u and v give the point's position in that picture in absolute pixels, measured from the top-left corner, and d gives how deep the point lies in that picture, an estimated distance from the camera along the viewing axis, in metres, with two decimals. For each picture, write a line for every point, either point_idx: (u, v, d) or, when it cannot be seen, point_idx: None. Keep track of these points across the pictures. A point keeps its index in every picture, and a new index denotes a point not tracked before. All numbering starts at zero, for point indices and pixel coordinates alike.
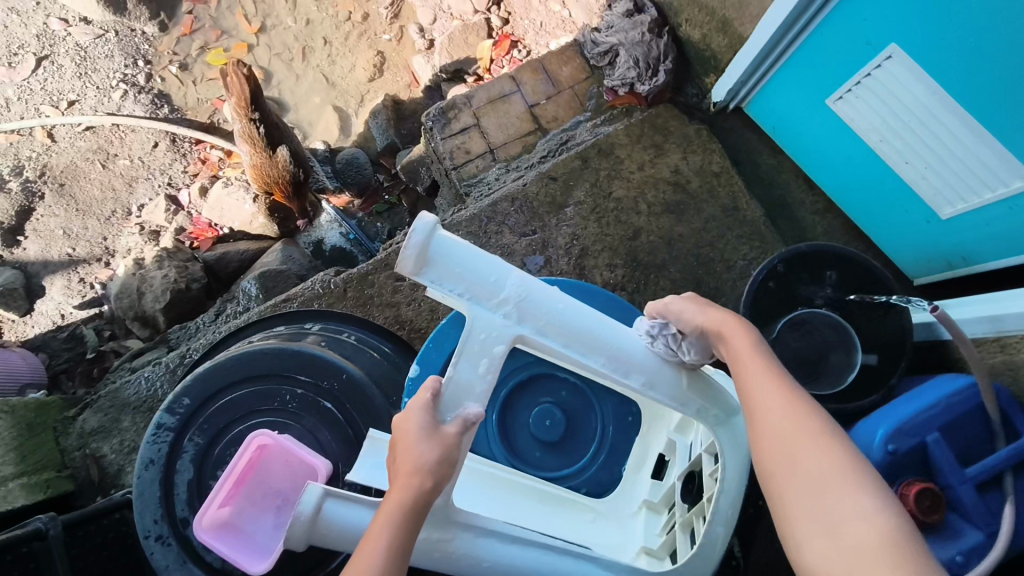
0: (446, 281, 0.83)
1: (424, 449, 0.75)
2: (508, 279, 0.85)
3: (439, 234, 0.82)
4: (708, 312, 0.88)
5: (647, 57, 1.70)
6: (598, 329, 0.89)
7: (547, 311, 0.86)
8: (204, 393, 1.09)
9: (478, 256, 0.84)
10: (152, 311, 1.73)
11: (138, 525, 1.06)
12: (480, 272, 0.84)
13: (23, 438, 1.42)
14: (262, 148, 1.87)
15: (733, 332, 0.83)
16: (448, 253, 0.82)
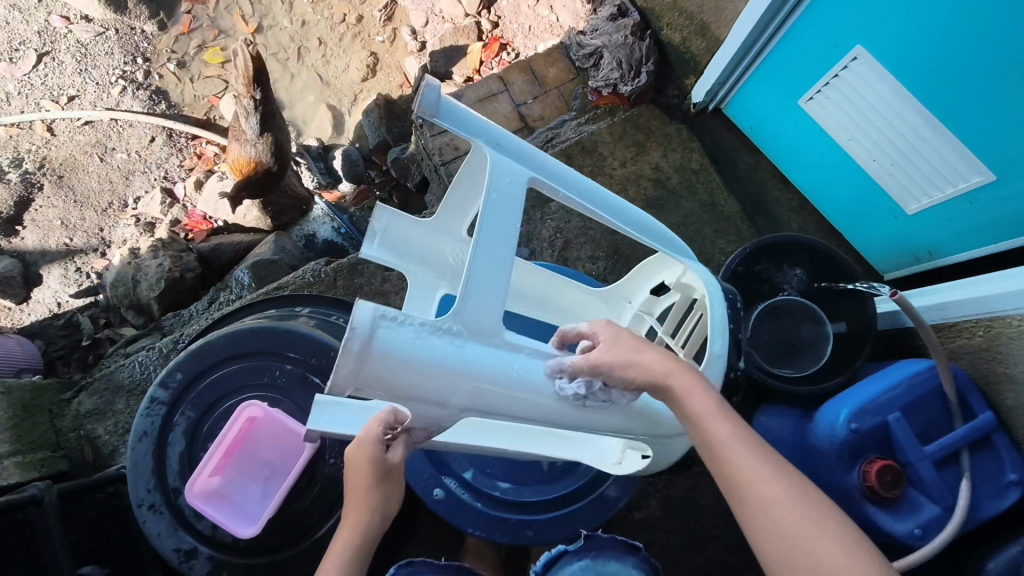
0: (391, 385, 0.75)
1: (370, 497, 0.83)
2: (464, 370, 0.78)
3: (374, 338, 0.71)
4: (638, 369, 0.83)
5: (630, 59, 1.75)
6: (533, 396, 0.84)
7: (496, 402, 0.82)
8: (197, 368, 1.14)
9: (429, 347, 0.76)
10: (147, 299, 1.78)
11: (131, 494, 1.10)
12: (427, 378, 0.76)
13: (19, 419, 1.46)
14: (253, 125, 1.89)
15: (696, 400, 0.79)
16: (387, 371, 0.74)
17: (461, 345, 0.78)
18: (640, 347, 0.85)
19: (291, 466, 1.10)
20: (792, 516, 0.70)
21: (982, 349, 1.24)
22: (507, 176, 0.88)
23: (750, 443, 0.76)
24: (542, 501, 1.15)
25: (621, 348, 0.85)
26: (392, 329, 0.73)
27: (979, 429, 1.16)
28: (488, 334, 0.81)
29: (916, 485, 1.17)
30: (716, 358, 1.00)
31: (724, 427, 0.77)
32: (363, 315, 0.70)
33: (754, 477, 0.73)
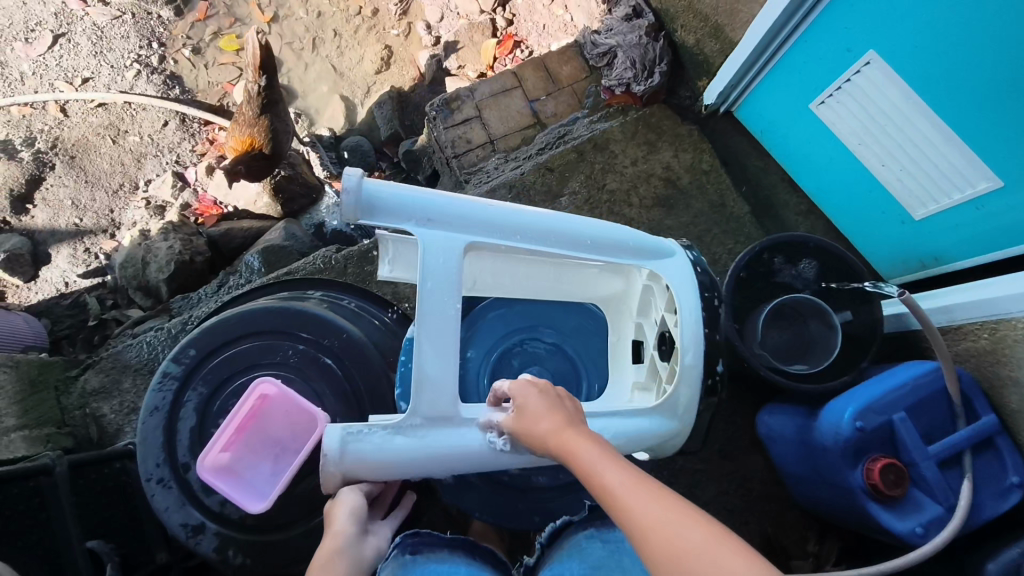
0: (372, 476, 0.94)
1: (341, 518, 1.01)
2: (428, 457, 0.93)
3: (342, 453, 0.91)
4: (546, 422, 0.87)
5: (643, 59, 1.78)
6: (485, 461, 0.94)
7: (463, 467, 0.95)
8: (209, 345, 1.14)
9: (392, 446, 0.92)
10: (155, 281, 1.79)
11: (140, 468, 1.11)
12: (397, 467, 0.93)
13: (25, 393, 1.47)
14: (254, 107, 1.91)
15: (584, 449, 0.82)
16: (361, 471, 0.92)
17: (418, 437, 0.93)
18: (541, 412, 0.88)
19: (302, 443, 1.12)
20: (671, 544, 0.71)
21: (986, 352, 1.26)
22: (441, 251, 0.96)
23: (631, 483, 0.77)
24: (549, 486, 1.16)
25: (527, 417, 0.88)
26: (357, 440, 0.91)
27: (981, 432, 1.18)
28: (448, 416, 0.94)
29: (920, 485, 1.18)
30: (688, 369, 1.01)
31: (609, 472, 0.78)
32: (331, 440, 0.90)
33: (633, 516, 0.74)
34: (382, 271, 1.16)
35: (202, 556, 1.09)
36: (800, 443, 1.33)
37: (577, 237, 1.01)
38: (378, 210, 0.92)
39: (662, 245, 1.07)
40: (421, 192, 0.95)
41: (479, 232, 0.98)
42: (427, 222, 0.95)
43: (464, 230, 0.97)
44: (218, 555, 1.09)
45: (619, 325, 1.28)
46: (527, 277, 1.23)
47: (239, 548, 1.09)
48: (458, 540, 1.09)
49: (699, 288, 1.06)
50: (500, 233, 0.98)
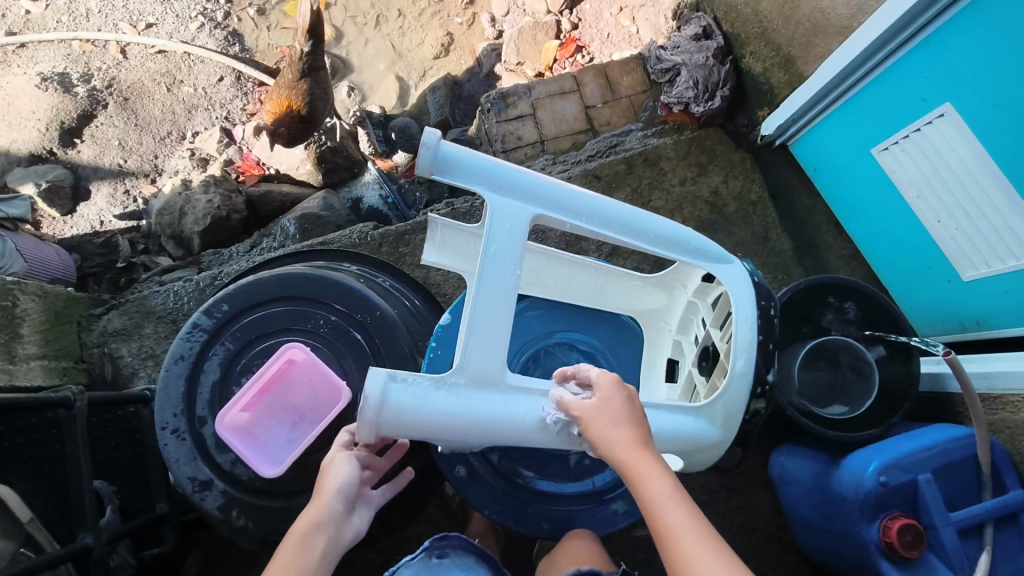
0: (407, 433, 0.90)
1: (327, 492, 0.96)
2: (471, 418, 0.90)
3: (387, 397, 0.87)
4: (618, 434, 0.85)
5: (707, 81, 1.76)
6: (529, 436, 0.92)
7: (501, 437, 0.92)
8: (242, 303, 1.13)
9: (437, 401, 0.89)
10: (189, 232, 1.80)
11: (157, 415, 1.09)
12: (437, 423, 0.89)
13: (50, 323, 1.47)
14: (296, 73, 2.05)
15: (652, 480, 0.83)
16: (401, 421, 0.88)
17: (464, 396, 0.91)
18: (620, 418, 0.87)
19: (321, 415, 1.12)
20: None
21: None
22: (507, 222, 0.96)
23: (694, 533, 0.79)
24: (558, 494, 1.14)
25: (604, 416, 0.87)
26: (403, 389, 0.88)
27: (1011, 505, 1.14)
28: (495, 381, 0.93)
29: (935, 550, 1.13)
30: (738, 375, 0.99)
31: (674, 514, 0.81)
32: (377, 381, 0.86)
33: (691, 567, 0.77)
34: (425, 255, 1.14)
35: (205, 513, 1.08)
36: (816, 489, 1.30)
37: (641, 228, 1.03)
38: (451, 169, 0.93)
39: (723, 249, 1.07)
40: (496, 160, 0.95)
41: (546, 208, 0.98)
42: (498, 189, 0.96)
43: (532, 203, 0.97)
44: (222, 514, 1.07)
45: (654, 340, 1.29)
46: (572, 280, 1.25)
47: (243, 510, 1.07)
48: (484, 553, 1.10)
49: (757, 292, 1.04)
50: (567, 212, 0.99)
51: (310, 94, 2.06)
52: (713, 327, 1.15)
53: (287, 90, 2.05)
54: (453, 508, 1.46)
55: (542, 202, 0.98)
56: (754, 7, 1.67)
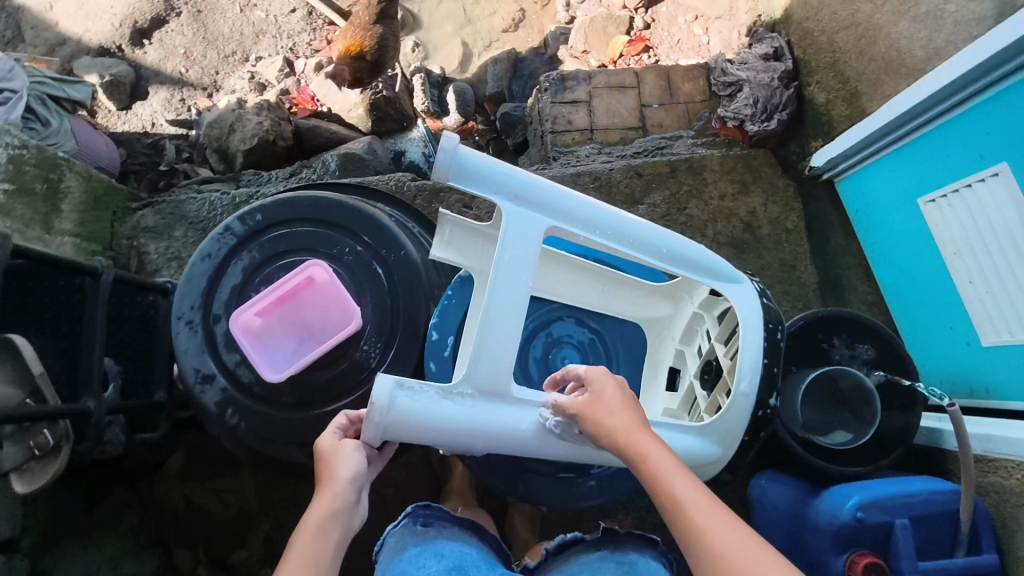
0: (411, 439, 0.90)
1: (339, 478, 0.87)
2: (476, 427, 0.91)
3: (394, 404, 0.86)
4: (616, 420, 0.84)
5: (767, 102, 1.75)
6: (529, 445, 0.94)
7: (504, 447, 0.93)
8: (277, 216, 1.16)
9: (442, 409, 0.90)
10: (234, 150, 1.83)
11: (175, 305, 1.13)
12: (442, 433, 0.90)
13: (88, 206, 1.52)
14: (372, 16, 2.04)
15: (654, 454, 0.81)
16: (406, 428, 0.88)
17: (471, 404, 0.92)
18: (617, 406, 0.86)
19: (328, 336, 1.15)
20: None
21: (1013, 494, 1.21)
22: (521, 232, 0.95)
23: (705, 505, 0.76)
24: (539, 463, 1.15)
25: (599, 406, 0.86)
26: (410, 396, 0.88)
27: (981, 567, 1.14)
28: (501, 393, 0.94)
29: None
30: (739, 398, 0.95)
31: (681, 487, 0.78)
32: (386, 387, 0.86)
33: (707, 540, 0.74)
34: (432, 252, 1.11)
35: (201, 406, 1.11)
36: (791, 516, 1.30)
37: (655, 246, 0.97)
38: (468, 176, 0.91)
39: (733, 267, 1.00)
40: (508, 168, 0.93)
41: (560, 219, 0.95)
42: (513, 198, 0.94)
43: (547, 214, 0.95)
44: (217, 410, 1.10)
45: (656, 349, 1.17)
46: (576, 272, 1.12)
47: (238, 411, 1.10)
48: (467, 521, 1.17)
49: (765, 314, 0.98)
50: (581, 224, 0.95)
51: (383, 39, 2.02)
52: (718, 341, 1.04)
53: (361, 31, 2.02)
54: (432, 461, 1.48)
55: (559, 214, 0.95)
56: (830, 36, 1.65)
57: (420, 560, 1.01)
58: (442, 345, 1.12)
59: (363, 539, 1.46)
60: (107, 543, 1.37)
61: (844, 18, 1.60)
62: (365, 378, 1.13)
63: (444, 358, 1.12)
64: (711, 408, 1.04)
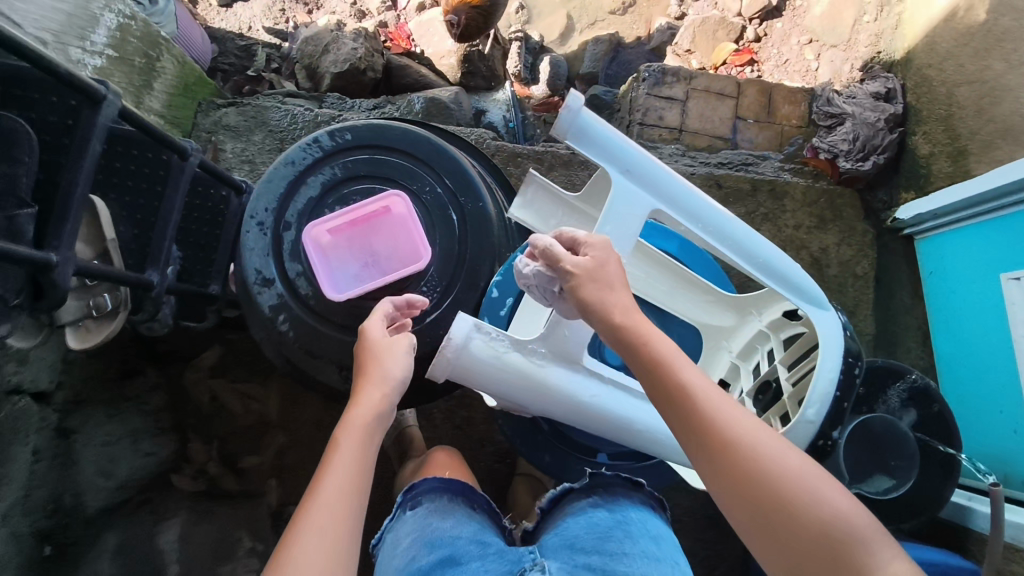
0: (475, 383, 0.93)
1: (389, 375, 0.92)
2: (540, 386, 0.93)
3: (470, 343, 0.90)
4: (618, 300, 0.81)
5: (867, 140, 1.68)
6: (585, 416, 0.95)
7: (561, 410, 0.95)
8: (365, 139, 1.15)
9: (511, 361, 0.92)
10: (323, 71, 1.82)
11: (250, 204, 1.13)
12: (507, 383, 0.92)
13: (178, 91, 1.53)
14: None
15: (656, 339, 0.80)
16: (475, 368, 0.91)
17: (541, 363, 0.94)
18: (617, 283, 0.83)
19: (390, 268, 1.15)
20: (754, 461, 0.70)
21: None
22: (627, 209, 0.91)
23: (708, 390, 0.76)
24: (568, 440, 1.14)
25: (602, 282, 0.82)
26: (483, 339, 0.91)
27: None
28: (571, 360, 0.95)
29: None
30: (802, 423, 0.85)
31: (684, 372, 0.77)
32: (466, 324, 0.89)
33: (712, 423, 0.73)
34: (512, 210, 1.11)
35: (255, 307, 1.12)
36: None
37: (752, 252, 0.91)
38: (587, 138, 0.88)
39: (823, 293, 0.92)
40: (627, 140, 0.90)
41: (667, 204, 0.91)
42: (626, 171, 0.90)
43: (655, 197, 0.91)
44: (270, 314, 1.11)
45: (711, 359, 1.12)
46: (652, 264, 1.08)
47: (289, 319, 1.11)
48: (457, 486, 1.08)
49: (846, 346, 0.87)
50: (684, 212, 0.91)
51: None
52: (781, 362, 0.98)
53: None
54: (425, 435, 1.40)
55: (665, 197, 0.91)
56: (950, 88, 1.58)
57: (409, 560, 0.95)
58: (500, 304, 1.12)
59: None
60: (131, 417, 1.41)
61: (969, 73, 1.53)
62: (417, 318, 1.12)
63: (499, 317, 1.13)
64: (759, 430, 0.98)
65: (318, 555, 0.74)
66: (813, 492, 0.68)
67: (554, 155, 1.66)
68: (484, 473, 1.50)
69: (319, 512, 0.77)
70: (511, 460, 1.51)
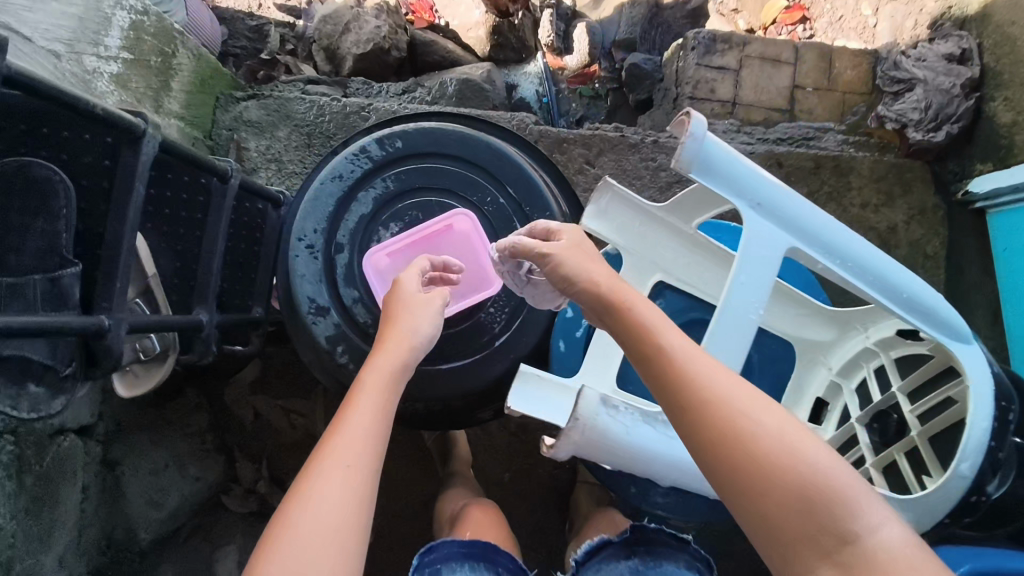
0: (599, 457, 0.91)
1: (416, 329, 0.86)
2: (668, 458, 0.91)
3: (595, 419, 0.88)
4: (599, 271, 0.78)
5: (941, 109, 1.54)
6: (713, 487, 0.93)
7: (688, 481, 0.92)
8: (418, 146, 1.05)
9: (639, 435, 0.90)
10: (344, 52, 1.68)
11: (296, 224, 1.04)
12: (633, 457, 0.90)
13: (195, 88, 1.40)
14: None
15: (638, 302, 0.76)
16: (598, 444, 0.88)
17: (671, 434, 0.91)
18: (597, 257, 0.81)
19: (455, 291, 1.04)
20: (735, 422, 0.64)
21: None
22: (761, 251, 0.81)
23: (692, 350, 0.70)
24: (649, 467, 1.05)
25: (583, 255, 0.80)
26: (609, 414, 0.89)
27: None
28: None
29: None
30: (956, 479, 0.76)
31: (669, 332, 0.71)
32: (592, 400, 0.87)
33: (693, 384, 0.67)
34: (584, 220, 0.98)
35: (310, 337, 1.04)
36: None
37: (895, 287, 0.81)
38: (713, 170, 0.78)
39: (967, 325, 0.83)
40: (756, 170, 0.81)
41: (801, 239, 0.82)
42: (756, 205, 0.81)
43: (788, 232, 0.82)
44: (327, 346, 1.03)
45: (806, 376, 1.02)
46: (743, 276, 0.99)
47: (348, 350, 1.02)
48: (479, 548, 0.96)
49: (994, 389, 0.78)
50: (824, 248, 0.81)
51: None
52: (901, 391, 0.87)
53: None
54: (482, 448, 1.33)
55: (802, 232, 0.82)
56: None
57: None
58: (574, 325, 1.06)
59: (427, 490, 1.42)
60: (176, 441, 1.36)
61: None
62: (485, 342, 1.04)
63: (574, 340, 1.06)
64: (880, 465, 0.87)
65: (338, 489, 0.69)
66: (797, 452, 0.62)
67: (602, 139, 1.53)
68: (543, 481, 1.45)
69: (344, 447, 0.72)
70: (571, 466, 1.46)
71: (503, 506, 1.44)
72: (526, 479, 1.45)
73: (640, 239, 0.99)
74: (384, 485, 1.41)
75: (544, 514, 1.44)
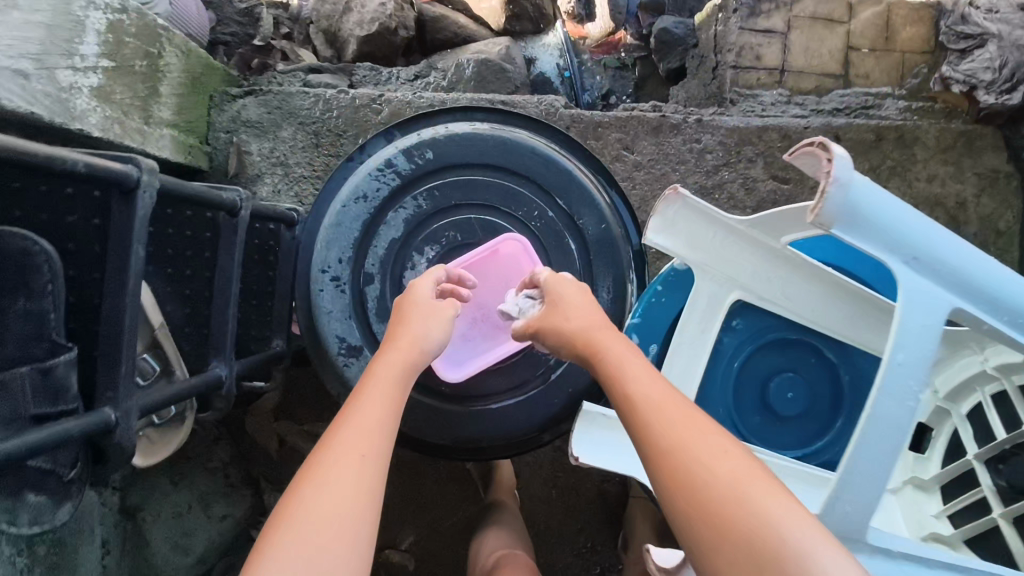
0: None
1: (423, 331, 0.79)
2: None
3: None
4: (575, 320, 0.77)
5: (1017, 67, 1.35)
6: None
7: None
8: (452, 157, 0.92)
9: None
10: (347, 35, 1.51)
11: (318, 254, 0.91)
12: None
13: (186, 89, 1.25)
14: None
15: (613, 347, 0.74)
16: None
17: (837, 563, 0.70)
18: (577, 303, 0.79)
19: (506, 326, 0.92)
20: (689, 469, 0.60)
21: None
22: (921, 315, 0.67)
23: (661, 395, 0.68)
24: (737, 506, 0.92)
25: (559, 303, 0.79)
26: None
27: None
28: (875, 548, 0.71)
29: None
30: None
31: (637, 379, 0.70)
32: None
33: (654, 425, 0.64)
34: (650, 236, 0.87)
35: (343, 380, 0.93)
36: None
37: None
38: (858, 221, 0.67)
39: None
40: (906, 215, 0.68)
41: (961, 295, 0.68)
42: (910, 259, 0.68)
43: (947, 287, 0.68)
44: None
45: None
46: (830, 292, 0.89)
47: None
48: None
49: None
50: (990, 305, 0.69)
51: None
52: None
53: None
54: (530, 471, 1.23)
55: (965, 289, 0.68)
56: None
57: None
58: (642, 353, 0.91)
59: (471, 514, 1.32)
60: (198, 481, 1.25)
61: None
62: (541, 375, 0.94)
63: None
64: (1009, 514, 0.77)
65: (338, 483, 0.63)
66: (752, 507, 0.57)
67: (641, 121, 1.38)
68: (593, 496, 1.34)
69: (346, 444, 0.67)
70: (623, 479, 1.36)
71: (551, 525, 1.34)
72: (575, 495, 1.35)
73: (722, 255, 0.89)
74: (425, 510, 1.32)
75: (595, 531, 1.35)
